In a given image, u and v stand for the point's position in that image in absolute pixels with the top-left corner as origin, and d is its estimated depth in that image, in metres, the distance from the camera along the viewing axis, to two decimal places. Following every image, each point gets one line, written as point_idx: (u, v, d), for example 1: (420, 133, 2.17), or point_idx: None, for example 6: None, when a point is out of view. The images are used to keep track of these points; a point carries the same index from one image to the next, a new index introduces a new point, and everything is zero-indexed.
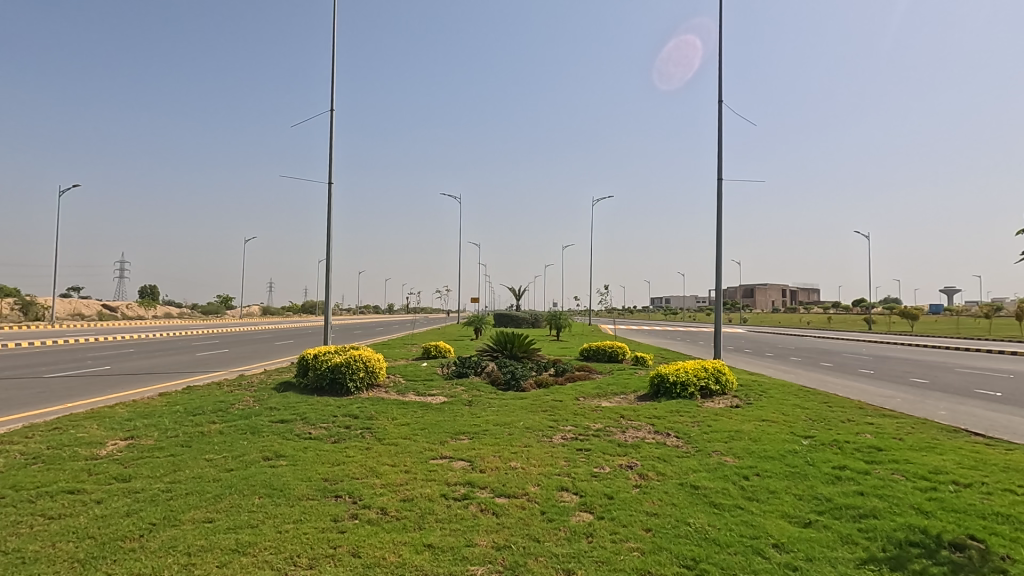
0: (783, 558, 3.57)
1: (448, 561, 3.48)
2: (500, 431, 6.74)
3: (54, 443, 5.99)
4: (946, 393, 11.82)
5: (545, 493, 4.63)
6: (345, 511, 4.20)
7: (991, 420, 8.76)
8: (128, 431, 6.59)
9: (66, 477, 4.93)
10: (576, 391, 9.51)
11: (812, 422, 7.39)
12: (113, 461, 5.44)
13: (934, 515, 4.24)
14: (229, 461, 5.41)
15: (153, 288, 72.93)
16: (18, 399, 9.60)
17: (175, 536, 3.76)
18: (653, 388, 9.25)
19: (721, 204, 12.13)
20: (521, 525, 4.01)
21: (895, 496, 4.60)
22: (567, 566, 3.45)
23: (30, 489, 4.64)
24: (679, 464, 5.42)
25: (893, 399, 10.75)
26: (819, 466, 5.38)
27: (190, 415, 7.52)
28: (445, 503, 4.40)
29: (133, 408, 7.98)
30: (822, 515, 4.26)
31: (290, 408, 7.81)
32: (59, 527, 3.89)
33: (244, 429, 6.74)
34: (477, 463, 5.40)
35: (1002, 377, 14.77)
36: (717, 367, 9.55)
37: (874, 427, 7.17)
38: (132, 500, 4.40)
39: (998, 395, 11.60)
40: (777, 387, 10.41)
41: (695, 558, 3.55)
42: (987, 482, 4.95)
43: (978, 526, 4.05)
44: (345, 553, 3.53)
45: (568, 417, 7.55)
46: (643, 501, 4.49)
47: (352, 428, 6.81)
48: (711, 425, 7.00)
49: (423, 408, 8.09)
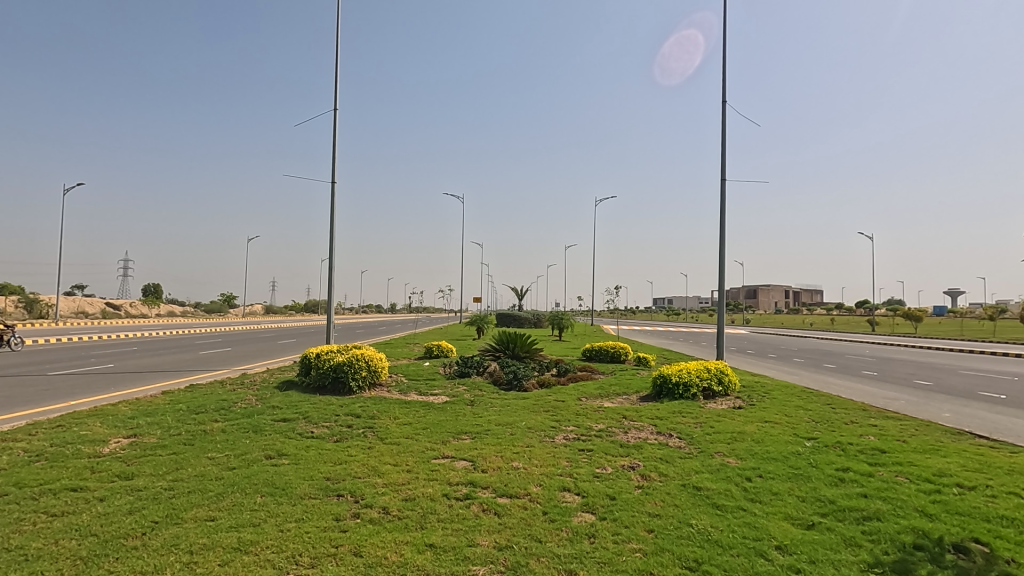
0: (786, 560, 3.55)
1: (450, 562, 3.47)
2: (502, 431, 6.72)
3: (58, 441, 6.00)
4: (949, 394, 11.89)
5: (547, 493, 4.63)
6: (347, 510, 4.21)
7: (993, 422, 8.78)
8: (130, 429, 6.59)
9: (70, 474, 4.95)
10: (578, 391, 9.53)
11: (816, 424, 7.37)
12: (117, 459, 5.46)
13: (938, 518, 4.22)
14: (231, 460, 5.41)
15: (154, 288, 72.89)
16: (19, 397, 9.55)
17: (178, 534, 3.77)
18: (656, 388, 9.21)
19: (722, 203, 12.10)
20: (523, 525, 4.00)
21: (899, 498, 4.58)
22: (569, 566, 3.45)
23: (34, 486, 4.66)
24: (682, 466, 5.39)
25: (896, 400, 10.77)
26: (822, 468, 5.37)
27: (192, 413, 7.53)
28: (448, 503, 4.40)
29: (135, 407, 7.91)
30: (825, 517, 4.24)
31: (292, 407, 7.80)
32: (62, 525, 3.89)
33: (246, 427, 6.73)
34: (479, 463, 5.40)
35: (1003, 377, 15.18)
36: (720, 367, 9.52)
37: (878, 429, 7.16)
38: (134, 498, 4.41)
39: (1000, 395, 11.74)
40: (780, 388, 10.42)
41: (697, 560, 3.53)
42: (992, 486, 4.91)
43: (982, 529, 4.04)
44: (346, 553, 3.53)
45: (570, 417, 7.54)
46: (645, 502, 4.48)
47: (354, 428, 6.80)
48: (714, 427, 6.99)
49: (425, 408, 8.08)
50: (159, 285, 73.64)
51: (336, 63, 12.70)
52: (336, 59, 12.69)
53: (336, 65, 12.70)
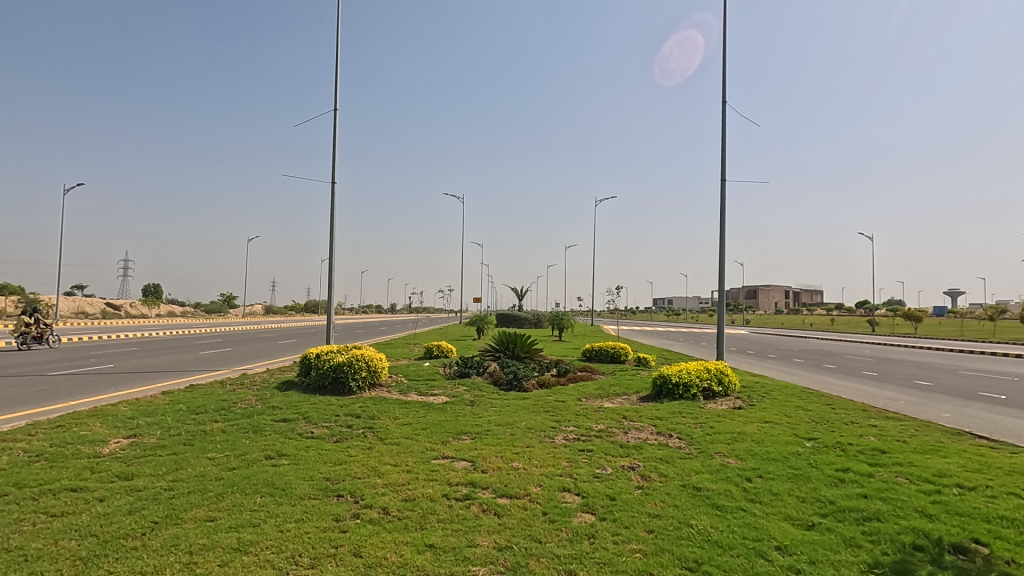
0: (786, 560, 3.55)
1: (450, 562, 3.47)
2: (502, 431, 6.72)
3: (58, 442, 6.00)
4: (949, 394, 11.89)
5: (547, 493, 4.63)
6: (346, 510, 4.21)
7: (993, 422, 8.78)
8: (130, 430, 6.58)
9: (70, 475, 4.95)
10: (578, 391, 9.54)
11: (815, 424, 7.38)
12: (116, 459, 5.46)
13: (938, 518, 4.22)
14: (231, 460, 5.41)
15: (154, 288, 72.99)
16: (20, 397, 9.56)
17: (178, 534, 3.77)
18: (656, 388, 9.21)
19: (722, 203, 12.11)
20: (523, 525, 4.01)
21: (899, 498, 4.58)
22: (568, 567, 3.45)
23: (34, 486, 4.66)
24: (682, 466, 5.39)
25: (896, 400, 10.77)
26: (822, 468, 5.37)
27: (192, 413, 7.53)
28: (448, 504, 4.39)
29: (136, 407, 7.92)
30: (826, 518, 4.24)
31: (292, 407, 7.80)
32: (61, 525, 3.89)
33: (246, 427, 6.73)
34: (479, 463, 5.40)
35: (1003, 377, 15.26)
36: (720, 367, 9.52)
37: (877, 430, 7.16)
38: (134, 498, 4.40)
39: (1000, 396, 11.75)
40: (780, 389, 10.42)
41: (697, 560, 3.53)
42: (992, 486, 4.92)
43: (982, 530, 4.03)
44: (346, 553, 3.53)
45: (570, 418, 7.54)
46: (645, 502, 4.48)
47: (354, 428, 6.80)
48: (714, 427, 6.99)
49: (425, 408, 8.09)
50: (159, 285, 73.67)
51: (336, 64, 12.72)
52: (336, 59, 12.72)
53: (336, 65, 12.71)
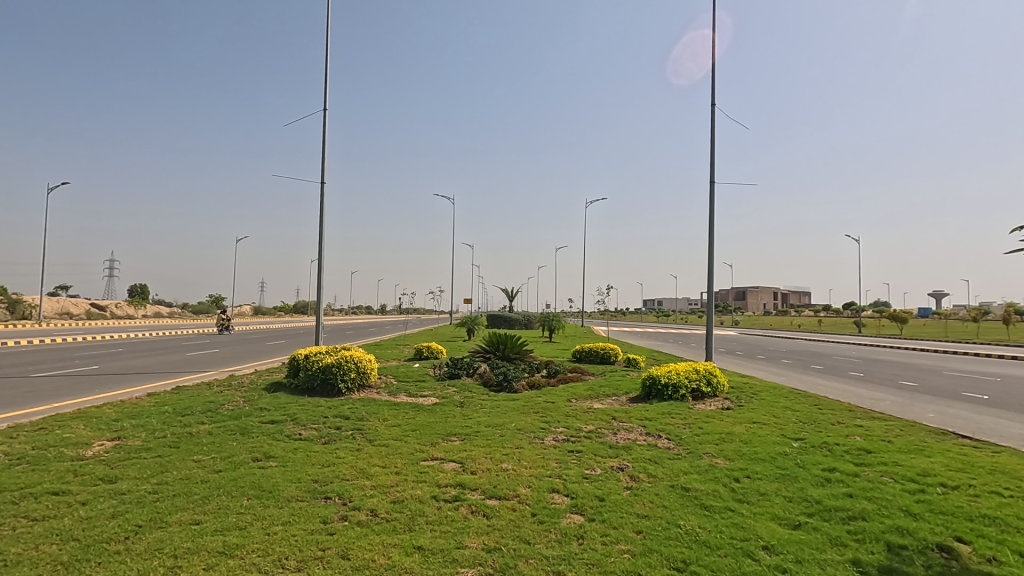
0: (773, 560, 3.58)
1: (438, 564, 3.46)
2: (490, 432, 6.74)
3: (40, 444, 5.91)
4: (934, 394, 12.12)
5: (536, 494, 4.63)
6: (334, 513, 4.18)
7: (975, 421, 8.97)
8: (115, 432, 6.50)
9: (51, 478, 4.86)
10: (568, 392, 9.60)
11: (803, 424, 7.47)
12: (100, 462, 5.38)
13: (922, 517, 4.27)
14: (218, 462, 5.36)
15: (143, 288, 72.52)
16: (6, 399, 9.45)
17: (161, 538, 3.72)
18: (643, 388, 9.28)
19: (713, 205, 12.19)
20: (512, 526, 4.00)
21: (885, 498, 4.63)
22: (557, 567, 3.44)
23: (14, 490, 4.57)
24: (670, 466, 5.42)
25: (882, 399, 10.96)
26: (810, 468, 5.42)
27: (179, 415, 7.44)
28: (436, 505, 4.39)
29: (123, 407, 7.89)
30: (812, 517, 4.27)
31: (281, 408, 7.75)
32: (42, 529, 3.84)
33: (233, 429, 6.67)
34: (468, 465, 5.40)
35: (985, 377, 15.68)
36: (708, 368, 9.61)
37: (863, 429, 7.26)
38: (118, 502, 4.34)
39: (982, 395, 12.03)
40: (768, 389, 10.56)
41: (685, 560, 3.55)
42: (974, 485, 4.98)
43: (964, 528, 4.09)
44: (334, 555, 3.51)
45: (560, 418, 7.57)
46: (634, 503, 4.49)
47: (343, 429, 6.79)
48: (702, 427, 7.05)
49: (415, 409, 8.10)
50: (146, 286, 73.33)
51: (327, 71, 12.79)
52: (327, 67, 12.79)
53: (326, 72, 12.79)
